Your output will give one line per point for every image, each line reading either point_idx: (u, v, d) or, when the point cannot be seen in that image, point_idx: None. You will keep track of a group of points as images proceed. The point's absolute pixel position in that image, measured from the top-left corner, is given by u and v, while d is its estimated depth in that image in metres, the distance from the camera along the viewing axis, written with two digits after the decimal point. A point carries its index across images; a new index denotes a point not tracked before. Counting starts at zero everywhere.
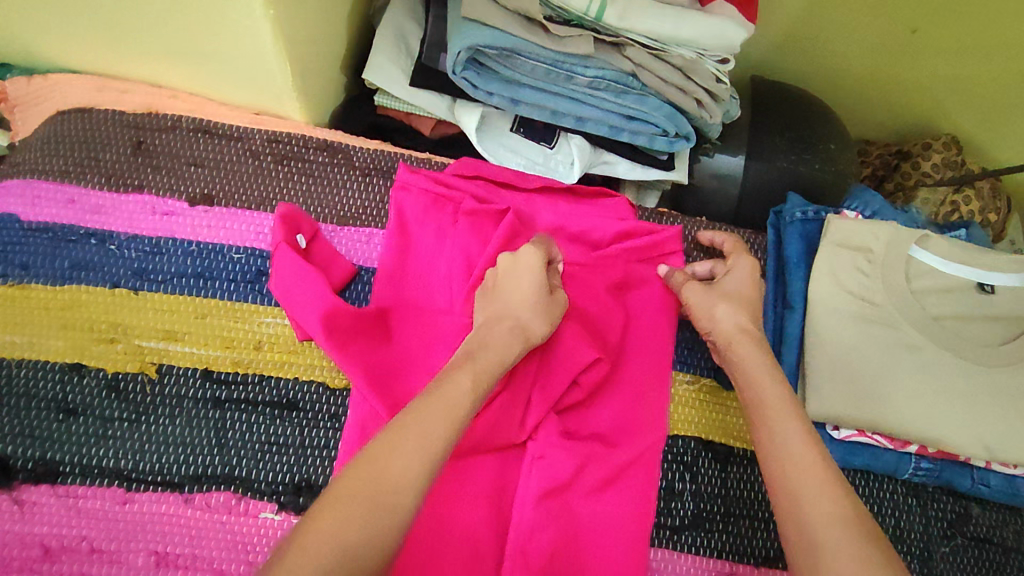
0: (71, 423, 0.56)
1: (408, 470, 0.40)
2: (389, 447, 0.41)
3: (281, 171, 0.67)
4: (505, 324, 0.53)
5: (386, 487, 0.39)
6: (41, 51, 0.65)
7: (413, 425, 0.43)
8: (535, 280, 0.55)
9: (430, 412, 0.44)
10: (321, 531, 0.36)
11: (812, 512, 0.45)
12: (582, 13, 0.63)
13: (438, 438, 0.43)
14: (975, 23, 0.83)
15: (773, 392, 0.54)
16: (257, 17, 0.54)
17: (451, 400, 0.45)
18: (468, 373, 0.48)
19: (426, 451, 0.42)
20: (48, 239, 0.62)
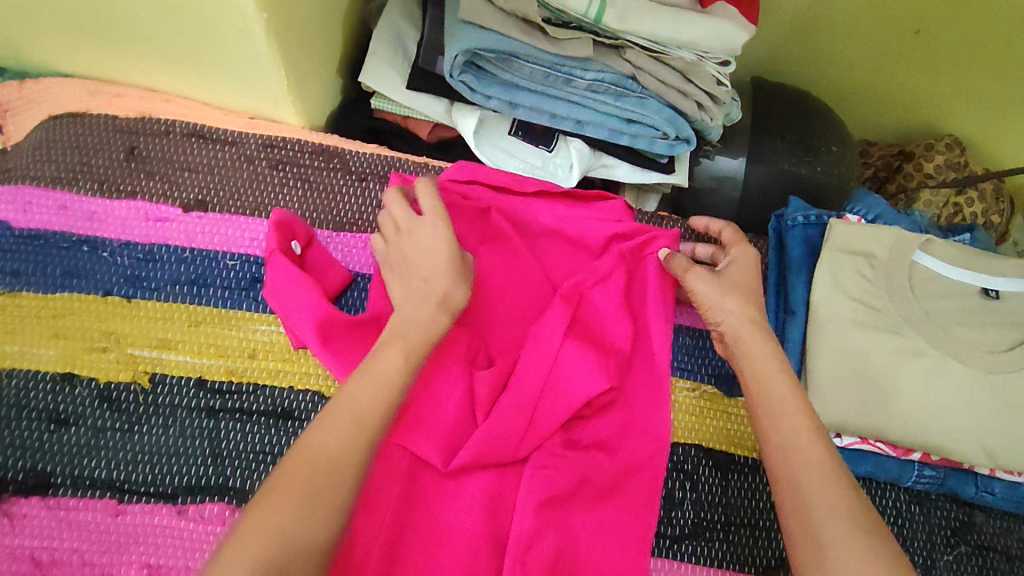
0: (62, 434, 0.56)
1: (342, 450, 0.42)
2: (325, 428, 0.43)
3: (275, 176, 0.66)
4: (426, 296, 0.51)
5: (321, 469, 0.41)
6: (33, 55, 0.64)
7: (346, 405, 0.44)
8: (445, 244, 0.53)
9: (364, 391, 0.45)
10: (257, 522, 0.38)
11: (819, 512, 0.45)
12: (580, 15, 0.62)
13: (369, 414, 0.44)
14: (978, 23, 0.82)
15: (780, 384, 0.52)
16: (250, 22, 0.53)
17: (383, 373, 0.46)
18: (398, 349, 0.47)
19: (359, 429, 0.43)
20: (39, 246, 0.61)
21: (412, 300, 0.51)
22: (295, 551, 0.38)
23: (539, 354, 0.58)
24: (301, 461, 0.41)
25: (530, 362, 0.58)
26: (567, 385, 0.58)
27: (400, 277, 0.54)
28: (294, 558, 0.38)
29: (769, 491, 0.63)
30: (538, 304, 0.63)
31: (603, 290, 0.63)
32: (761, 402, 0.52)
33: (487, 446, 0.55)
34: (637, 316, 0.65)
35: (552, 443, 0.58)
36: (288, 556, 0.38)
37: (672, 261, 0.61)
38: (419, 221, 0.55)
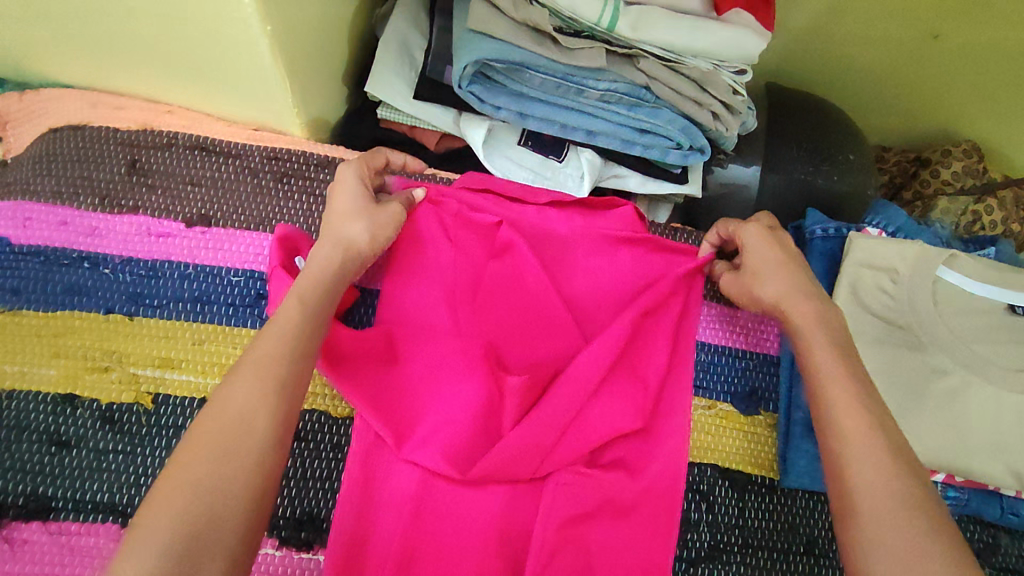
0: (65, 456, 0.54)
1: (249, 398, 0.42)
2: (230, 382, 0.43)
3: (281, 190, 0.65)
4: (325, 238, 0.54)
5: (235, 422, 0.41)
6: (32, 66, 0.63)
7: (250, 359, 0.44)
8: (354, 193, 0.57)
9: (267, 343, 0.45)
10: (178, 480, 0.38)
11: (866, 510, 0.42)
12: (593, 24, 0.60)
13: (273, 355, 0.44)
14: (999, 27, 0.80)
15: (823, 365, 0.50)
16: (254, 33, 0.52)
17: (278, 322, 0.46)
18: (293, 295, 0.48)
19: (265, 374, 0.43)
20: (40, 263, 0.60)
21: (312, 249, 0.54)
22: (219, 496, 0.38)
23: (576, 379, 0.56)
24: (212, 418, 0.41)
25: (566, 384, 0.56)
26: (600, 407, 0.57)
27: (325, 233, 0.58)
28: (217, 505, 0.37)
29: (786, 512, 0.62)
30: (563, 319, 0.60)
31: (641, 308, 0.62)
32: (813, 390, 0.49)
33: (508, 463, 0.53)
34: (675, 341, 0.63)
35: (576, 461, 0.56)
36: (207, 504, 0.37)
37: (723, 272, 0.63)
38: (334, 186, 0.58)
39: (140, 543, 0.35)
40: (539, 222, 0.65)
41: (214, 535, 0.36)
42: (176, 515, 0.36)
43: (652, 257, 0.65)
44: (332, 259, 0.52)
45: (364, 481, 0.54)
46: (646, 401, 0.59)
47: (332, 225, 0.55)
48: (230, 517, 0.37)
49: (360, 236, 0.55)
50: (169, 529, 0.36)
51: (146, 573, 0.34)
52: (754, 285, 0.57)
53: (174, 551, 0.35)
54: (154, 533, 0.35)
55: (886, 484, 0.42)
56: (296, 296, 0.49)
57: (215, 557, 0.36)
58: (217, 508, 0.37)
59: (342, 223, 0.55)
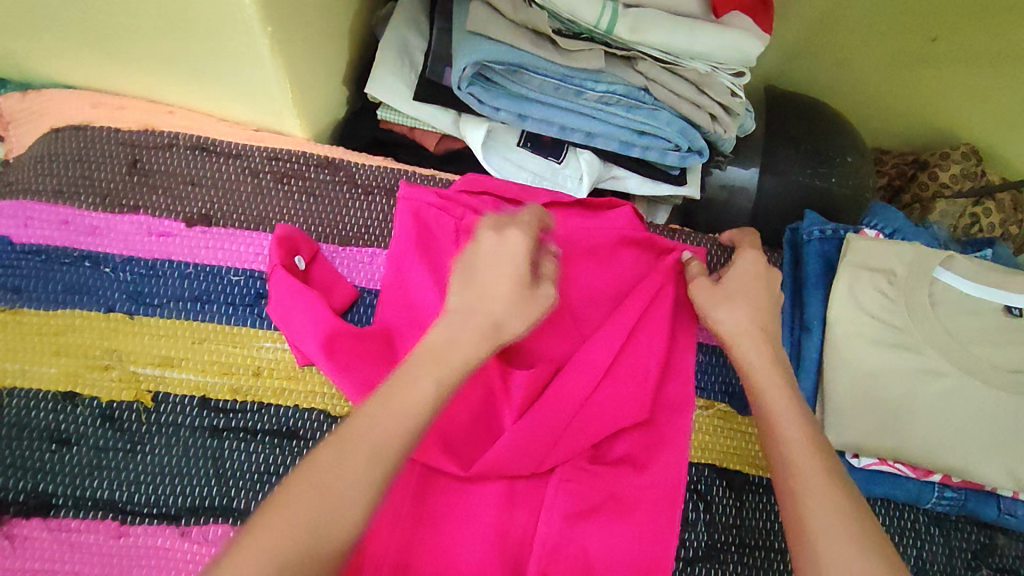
0: (64, 454, 0.55)
1: (357, 484, 0.39)
2: (340, 457, 0.40)
3: (281, 190, 0.65)
4: (474, 317, 0.47)
5: (332, 508, 0.38)
6: (36, 66, 0.64)
7: (364, 437, 0.41)
8: (505, 262, 0.49)
9: (388, 421, 0.42)
10: (255, 551, 0.36)
11: (816, 528, 0.43)
12: (591, 27, 0.61)
13: (390, 439, 0.41)
14: (996, 31, 0.80)
15: (776, 397, 0.51)
16: (255, 34, 0.52)
17: (407, 408, 0.43)
18: (431, 379, 0.44)
19: (378, 461, 0.40)
20: (41, 261, 0.60)
21: (447, 320, 0.47)
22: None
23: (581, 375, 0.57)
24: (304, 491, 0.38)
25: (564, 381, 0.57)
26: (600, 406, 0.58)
27: (456, 271, 0.50)
28: None
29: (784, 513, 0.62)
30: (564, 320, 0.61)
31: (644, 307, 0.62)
32: (766, 419, 0.50)
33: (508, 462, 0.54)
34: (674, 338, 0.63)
35: (579, 458, 0.57)
36: None
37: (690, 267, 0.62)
38: (500, 242, 0.50)
39: None
40: None
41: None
42: None
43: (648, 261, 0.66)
44: (476, 351, 0.46)
45: None
46: (648, 393, 0.59)
47: (485, 303, 0.48)
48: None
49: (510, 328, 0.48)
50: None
51: None
52: (716, 301, 0.56)
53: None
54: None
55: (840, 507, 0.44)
56: (431, 381, 0.44)
57: None
58: None
59: (492, 300, 0.48)
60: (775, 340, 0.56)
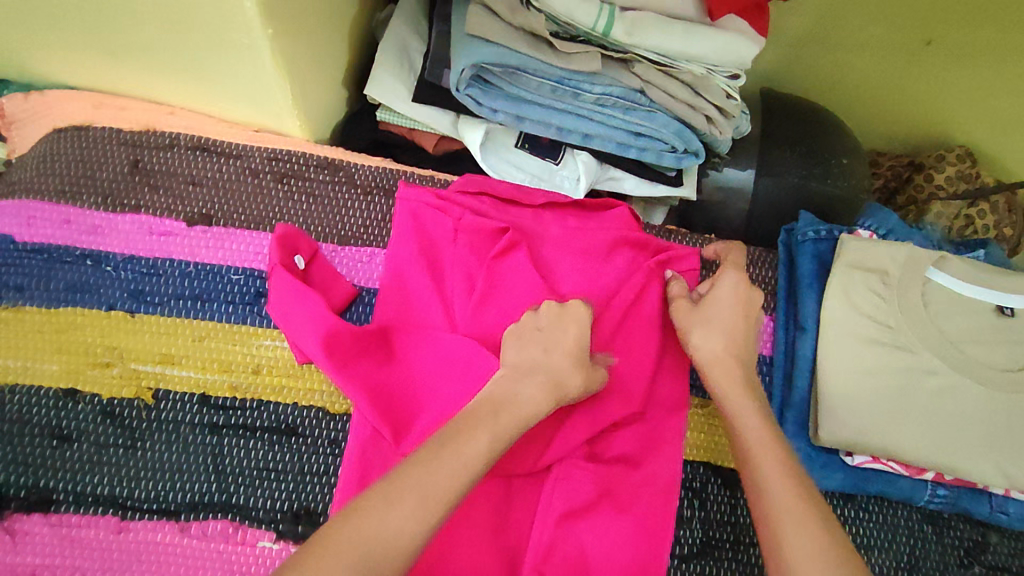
0: (65, 450, 0.55)
1: (404, 532, 0.41)
2: (389, 505, 0.42)
3: (281, 191, 0.66)
4: (537, 375, 0.53)
5: (378, 556, 0.40)
6: (38, 67, 0.64)
7: (417, 485, 0.43)
8: (574, 334, 0.56)
9: (438, 470, 0.44)
10: None
11: (789, 549, 0.44)
12: (589, 29, 0.61)
13: (440, 491, 0.44)
14: (990, 33, 0.81)
15: (753, 428, 0.52)
16: (255, 35, 0.53)
17: (463, 459, 0.46)
18: (486, 433, 0.48)
19: (428, 508, 0.43)
20: (43, 260, 0.60)
21: (514, 375, 0.53)
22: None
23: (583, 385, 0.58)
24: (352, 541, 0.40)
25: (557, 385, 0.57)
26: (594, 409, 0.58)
27: (513, 339, 0.56)
28: None
29: None
30: None
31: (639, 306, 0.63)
32: (744, 450, 0.51)
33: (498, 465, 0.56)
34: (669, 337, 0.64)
35: (576, 455, 0.57)
36: None
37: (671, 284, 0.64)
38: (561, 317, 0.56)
39: None
40: (535, 223, 0.66)
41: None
42: None
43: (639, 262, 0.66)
44: (541, 407, 0.52)
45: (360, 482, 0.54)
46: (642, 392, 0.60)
47: (548, 364, 0.54)
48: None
49: (570, 387, 0.54)
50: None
51: None
52: (693, 326, 0.59)
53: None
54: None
55: (814, 527, 0.45)
56: (485, 430, 0.48)
57: None
58: None
59: (561, 363, 0.54)
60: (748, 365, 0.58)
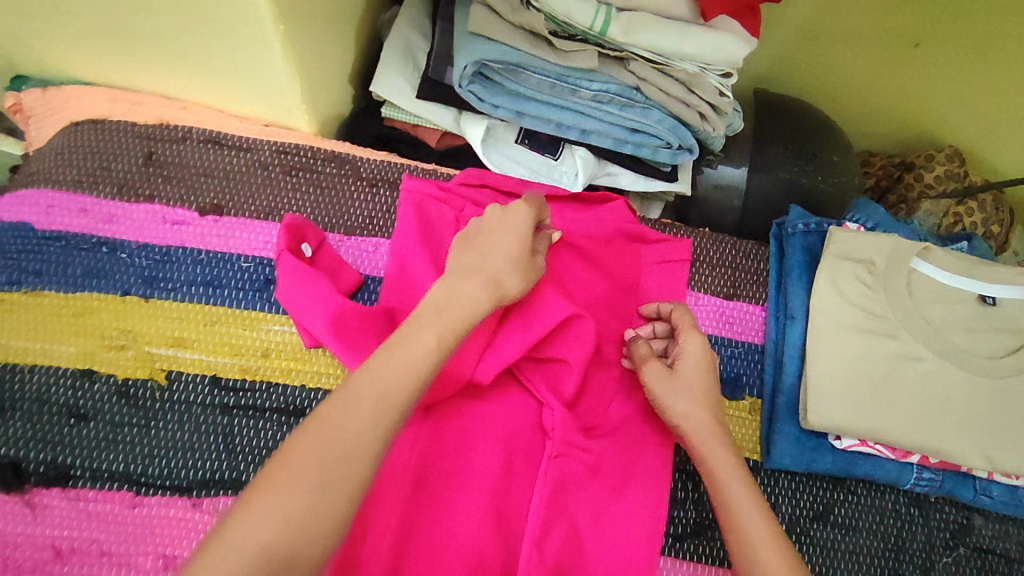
0: (82, 428, 0.57)
1: (362, 435, 0.42)
2: (345, 409, 0.43)
3: (290, 182, 0.68)
4: (478, 272, 0.54)
5: (343, 456, 0.41)
6: (57, 63, 0.67)
7: (368, 389, 0.44)
8: (514, 238, 0.56)
9: (388, 373, 0.45)
10: (268, 494, 0.39)
11: None
12: (585, 28, 0.64)
13: (395, 396, 0.44)
14: (975, 37, 0.83)
15: (740, 498, 0.53)
16: (268, 31, 0.55)
17: (410, 355, 0.46)
18: (432, 330, 0.48)
19: (384, 412, 0.43)
20: (61, 247, 0.62)
21: (456, 275, 0.54)
22: (300, 535, 0.38)
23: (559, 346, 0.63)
24: (315, 446, 0.41)
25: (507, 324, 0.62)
26: (561, 368, 0.63)
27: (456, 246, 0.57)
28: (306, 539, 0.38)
29: (769, 493, 0.65)
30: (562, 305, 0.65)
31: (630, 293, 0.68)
32: (732, 521, 0.52)
33: (485, 436, 0.61)
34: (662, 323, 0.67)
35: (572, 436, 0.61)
36: (297, 538, 0.37)
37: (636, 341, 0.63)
38: (501, 220, 0.57)
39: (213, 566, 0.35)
40: None
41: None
42: (264, 544, 0.37)
43: (636, 247, 0.69)
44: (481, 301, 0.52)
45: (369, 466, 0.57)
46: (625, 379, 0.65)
47: (489, 261, 0.55)
48: (309, 552, 0.38)
49: (512, 285, 0.54)
50: (250, 555, 0.36)
51: None
52: (673, 393, 0.59)
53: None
54: (237, 550, 0.36)
55: None
56: (432, 332, 0.48)
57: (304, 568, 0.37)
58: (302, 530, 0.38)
59: (500, 265, 0.54)
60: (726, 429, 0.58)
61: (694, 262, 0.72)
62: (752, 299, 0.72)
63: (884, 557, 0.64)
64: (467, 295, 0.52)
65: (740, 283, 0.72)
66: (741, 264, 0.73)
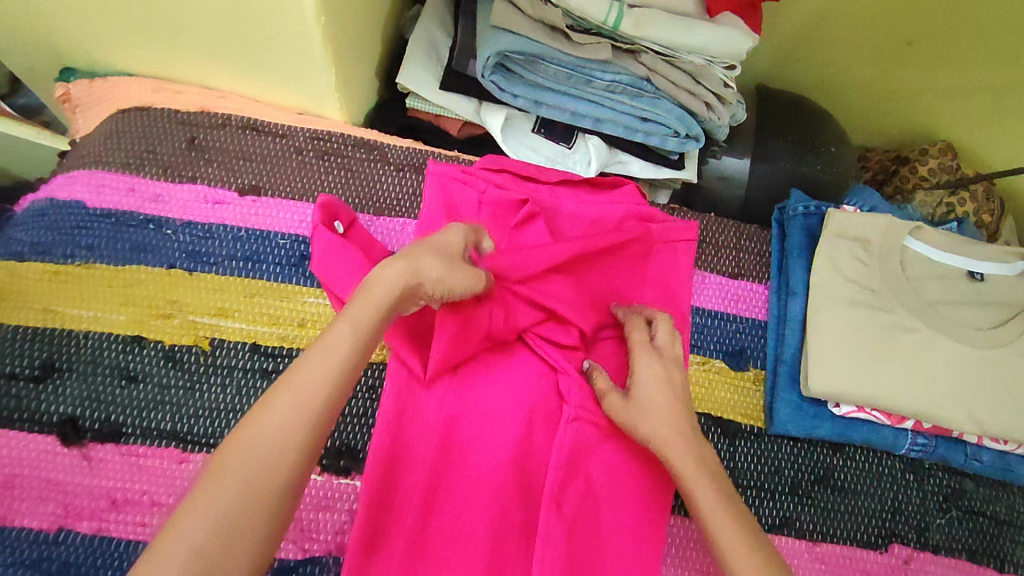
0: (133, 389, 0.61)
1: (285, 438, 0.39)
2: (263, 416, 0.40)
3: (322, 166, 0.72)
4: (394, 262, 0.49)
5: (261, 470, 0.38)
6: (102, 56, 0.71)
7: (288, 388, 0.41)
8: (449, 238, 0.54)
9: (307, 369, 0.42)
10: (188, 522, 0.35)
11: None
12: (600, 23, 0.68)
13: (315, 390, 0.41)
14: (966, 35, 0.88)
15: (708, 501, 0.55)
16: (309, 24, 0.60)
17: (330, 351, 0.43)
18: (347, 323, 0.45)
19: (305, 407, 0.41)
20: (111, 223, 0.67)
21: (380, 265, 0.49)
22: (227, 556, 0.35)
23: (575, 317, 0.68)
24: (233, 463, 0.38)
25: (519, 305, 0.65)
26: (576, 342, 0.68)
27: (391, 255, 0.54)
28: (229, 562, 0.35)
29: (772, 458, 0.69)
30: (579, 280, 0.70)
31: (645, 269, 0.73)
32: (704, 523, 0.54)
33: (507, 397, 0.65)
34: (672, 299, 0.72)
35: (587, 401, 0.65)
36: (219, 564, 0.34)
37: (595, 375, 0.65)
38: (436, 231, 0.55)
39: None
40: (551, 197, 0.73)
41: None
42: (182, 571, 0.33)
43: (646, 226, 0.73)
44: (397, 285, 0.47)
45: (397, 418, 0.62)
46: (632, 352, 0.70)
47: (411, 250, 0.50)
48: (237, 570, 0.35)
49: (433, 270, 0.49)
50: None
51: None
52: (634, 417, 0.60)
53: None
54: None
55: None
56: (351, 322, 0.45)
57: None
58: (230, 550, 0.35)
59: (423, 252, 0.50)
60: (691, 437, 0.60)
61: (701, 243, 0.77)
62: (755, 278, 0.76)
63: (881, 518, 0.68)
64: (388, 283, 0.47)
65: (745, 263, 0.77)
66: (746, 245, 0.78)
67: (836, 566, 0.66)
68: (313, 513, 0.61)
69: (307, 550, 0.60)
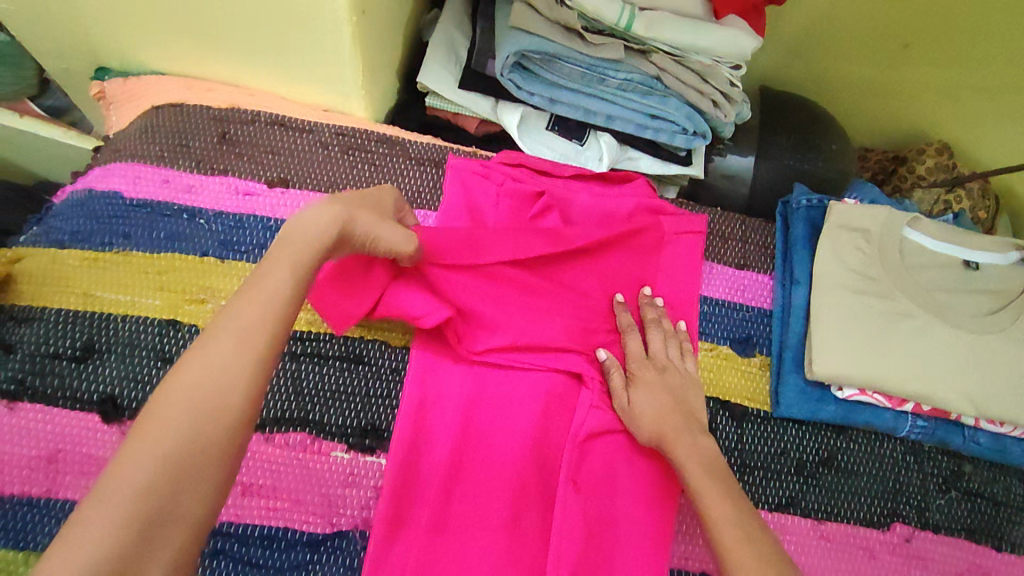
0: (168, 370, 0.64)
1: (230, 370, 0.43)
2: (206, 350, 0.43)
3: (346, 160, 0.76)
4: (328, 209, 0.55)
5: (210, 398, 0.41)
6: (138, 55, 0.75)
7: (227, 327, 0.44)
8: (373, 199, 0.61)
9: (246, 310, 0.46)
10: (143, 446, 0.38)
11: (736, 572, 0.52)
12: (613, 25, 0.72)
13: (256, 328, 0.45)
14: (960, 38, 0.92)
15: (698, 475, 0.59)
16: (338, 24, 0.63)
17: (263, 293, 0.47)
18: (286, 269, 0.49)
19: (246, 342, 0.44)
20: (147, 213, 0.70)
21: (312, 205, 0.55)
22: (186, 482, 0.38)
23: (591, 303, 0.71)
24: (176, 401, 0.40)
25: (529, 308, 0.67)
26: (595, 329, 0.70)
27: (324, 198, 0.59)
28: (187, 476, 0.38)
29: (778, 441, 0.71)
30: (595, 269, 0.73)
31: (657, 258, 0.75)
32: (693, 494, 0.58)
33: (526, 384, 0.68)
34: (681, 288, 0.75)
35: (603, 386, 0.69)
36: (175, 479, 0.38)
37: (610, 369, 0.68)
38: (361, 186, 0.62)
39: (89, 524, 0.35)
40: (564, 191, 0.77)
41: (173, 524, 0.37)
42: (142, 485, 0.37)
43: (656, 218, 0.76)
44: (325, 230, 0.53)
45: (420, 400, 0.65)
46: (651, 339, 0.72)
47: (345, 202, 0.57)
48: (200, 490, 0.39)
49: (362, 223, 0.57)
50: (132, 503, 0.36)
51: (104, 536, 0.34)
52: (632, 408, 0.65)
53: (132, 529, 0.35)
54: (114, 501, 0.36)
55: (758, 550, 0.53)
56: (288, 267, 0.49)
57: (184, 516, 0.37)
58: (189, 467, 0.39)
59: (350, 206, 0.57)
60: (686, 422, 0.64)
61: (709, 235, 0.80)
62: (762, 269, 0.79)
63: (883, 498, 0.71)
64: (323, 227, 0.53)
65: (749, 255, 0.80)
66: (751, 238, 0.81)
67: (842, 543, 0.68)
68: (340, 489, 0.62)
69: (334, 524, 0.61)
